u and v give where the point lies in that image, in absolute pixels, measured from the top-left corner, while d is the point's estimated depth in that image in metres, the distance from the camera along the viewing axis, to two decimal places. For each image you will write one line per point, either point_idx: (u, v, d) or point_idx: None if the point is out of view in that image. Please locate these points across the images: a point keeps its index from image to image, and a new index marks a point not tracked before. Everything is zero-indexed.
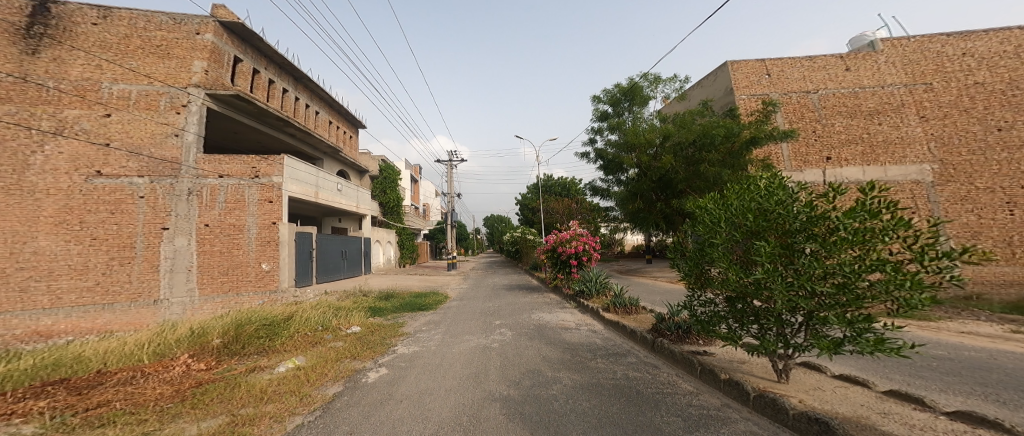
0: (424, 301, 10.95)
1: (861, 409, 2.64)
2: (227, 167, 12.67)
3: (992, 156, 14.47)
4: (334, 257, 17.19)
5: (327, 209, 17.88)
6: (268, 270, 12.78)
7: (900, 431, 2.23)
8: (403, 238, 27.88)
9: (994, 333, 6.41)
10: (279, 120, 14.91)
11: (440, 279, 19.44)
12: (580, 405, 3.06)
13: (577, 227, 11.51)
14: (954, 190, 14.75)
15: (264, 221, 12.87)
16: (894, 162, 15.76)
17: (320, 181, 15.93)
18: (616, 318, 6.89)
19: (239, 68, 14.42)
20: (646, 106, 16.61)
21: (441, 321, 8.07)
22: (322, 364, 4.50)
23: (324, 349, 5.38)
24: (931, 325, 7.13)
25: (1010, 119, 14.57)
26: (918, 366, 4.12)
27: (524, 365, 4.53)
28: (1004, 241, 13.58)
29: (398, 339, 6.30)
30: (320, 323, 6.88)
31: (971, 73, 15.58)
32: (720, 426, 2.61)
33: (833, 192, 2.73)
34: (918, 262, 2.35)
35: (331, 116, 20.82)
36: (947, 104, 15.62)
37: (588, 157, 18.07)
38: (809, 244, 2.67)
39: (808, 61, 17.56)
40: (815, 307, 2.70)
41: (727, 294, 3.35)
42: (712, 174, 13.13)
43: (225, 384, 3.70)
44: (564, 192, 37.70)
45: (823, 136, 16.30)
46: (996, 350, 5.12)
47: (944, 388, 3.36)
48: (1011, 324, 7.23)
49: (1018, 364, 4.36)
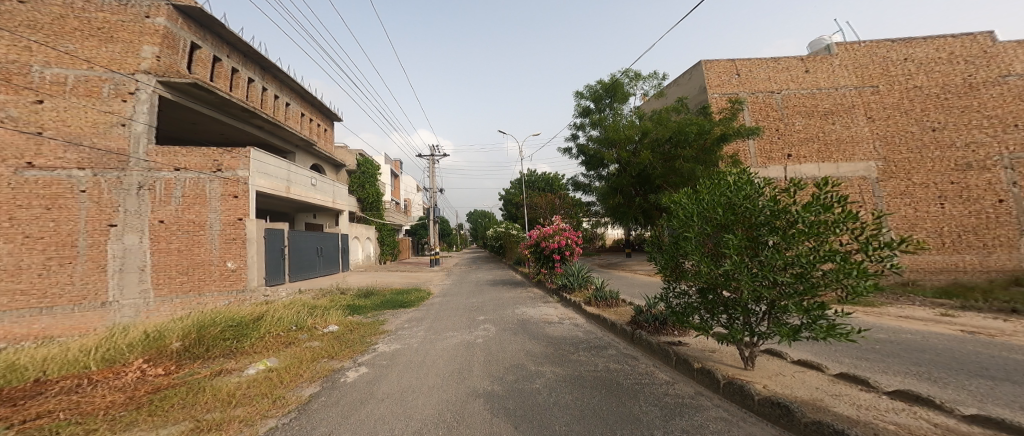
0: (407, 298, 10.75)
1: (816, 392, 2.81)
2: (185, 160, 11.91)
3: (927, 154, 15.84)
4: (309, 255, 16.61)
5: (301, 204, 17.25)
6: (234, 269, 12.19)
7: (849, 411, 2.40)
8: (383, 234, 27.28)
9: (926, 316, 7.02)
10: (243, 111, 14.18)
11: (423, 276, 19.06)
12: (562, 397, 3.11)
13: (561, 222, 11.57)
14: (896, 185, 15.98)
15: (229, 217, 12.22)
16: (845, 159, 16.78)
17: (292, 176, 15.29)
18: (597, 312, 7.04)
19: (198, 55, 13.50)
20: (626, 102, 16.86)
21: (424, 317, 7.99)
22: (297, 365, 4.36)
23: (298, 350, 5.19)
24: (873, 310, 7.74)
25: (943, 120, 15.88)
26: (864, 349, 4.47)
27: (508, 359, 4.57)
28: (936, 232, 15.06)
29: (378, 337, 6.17)
30: (294, 323, 6.64)
31: (911, 77, 16.74)
32: (694, 413, 2.73)
33: (793, 187, 2.88)
34: (863, 252, 2.56)
35: (303, 108, 19.97)
36: (889, 107, 16.79)
37: (570, 153, 18.23)
38: (772, 237, 2.84)
39: (773, 62, 18.27)
40: (777, 296, 2.86)
41: (699, 286, 3.47)
42: (687, 170, 13.64)
43: (187, 390, 3.51)
44: (546, 188, 38.08)
45: (785, 134, 17.32)
46: (931, 332, 5.61)
47: (886, 369, 3.65)
48: (940, 307, 7.96)
49: (949, 345, 4.79)
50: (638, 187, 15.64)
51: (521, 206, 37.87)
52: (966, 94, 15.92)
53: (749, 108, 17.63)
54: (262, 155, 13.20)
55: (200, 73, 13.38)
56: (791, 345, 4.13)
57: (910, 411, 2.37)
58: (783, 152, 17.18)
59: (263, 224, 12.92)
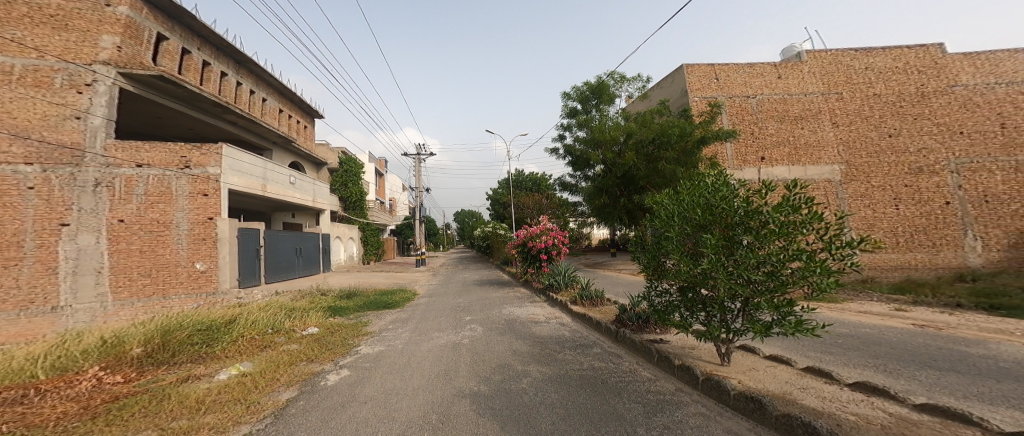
0: (392, 299, 10.58)
1: (786, 386, 2.92)
2: (147, 155, 11.33)
3: (884, 159, 16.89)
4: (287, 255, 16.15)
5: (278, 203, 16.72)
6: (203, 270, 11.86)
7: (815, 403, 2.52)
8: (367, 234, 26.71)
9: (882, 311, 7.47)
10: (214, 106, 13.70)
11: (409, 276, 18.82)
12: (548, 397, 3.12)
13: (548, 222, 11.63)
14: (856, 187, 16.86)
15: (198, 217, 11.89)
16: (813, 162, 17.52)
17: (268, 173, 14.83)
18: (583, 311, 7.11)
19: (164, 46, 12.94)
20: (612, 104, 17.11)
21: (409, 318, 7.88)
22: (272, 369, 4.22)
23: (275, 353, 5.02)
24: (836, 306, 8.16)
25: (899, 127, 17.09)
26: (828, 343, 4.70)
27: (494, 360, 4.55)
28: (891, 231, 16.04)
29: (361, 338, 6.04)
30: (270, 326, 6.43)
31: (871, 85, 17.79)
32: (675, 409, 2.80)
33: (764, 189, 3.00)
34: (827, 250, 2.71)
35: (281, 104, 19.36)
36: (852, 113, 17.70)
37: (558, 153, 18.35)
38: (746, 236, 2.95)
39: (749, 67, 18.87)
40: (751, 294, 2.98)
41: (680, 284, 3.55)
42: (669, 171, 13.97)
43: (150, 397, 3.35)
44: (533, 188, 38.23)
45: (759, 138, 17.96)
46: (885, 326, 5.97)
47: (847, 362, 3.85)
48: (894, 302, 8.49)
49: (902, 338, 5.11)
50: (622, 187, 15.88)
51: (509, 206, 37.83)
52: (918, 102, 17.13)
53: (727, 111, 18.18)
54: (235, 151, 12.85)
55: (166, 66, 12.83)
56: (763, 341, 4.29)
57: (868, 402, 2.51)
58: (757, 155, 17.79)
59: (235, 224, 12.70)
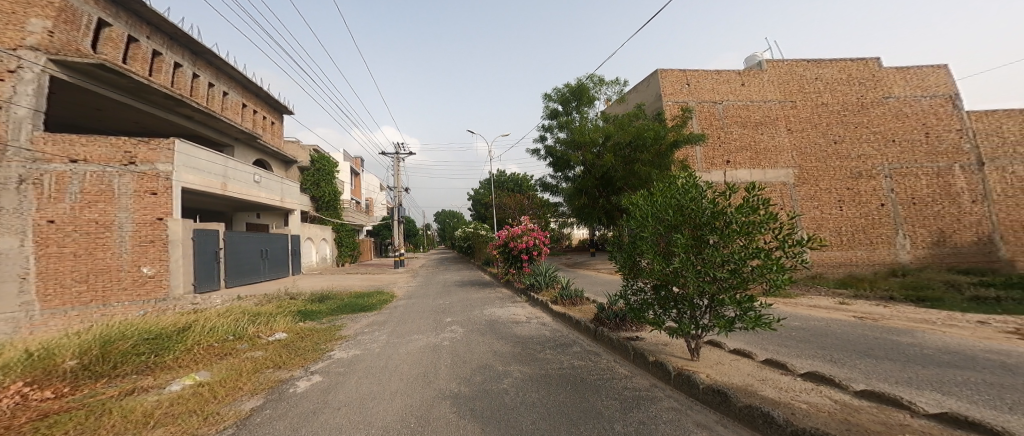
0: (368, 301, 10.27)
1: (748, 379, 3.08)
2: (84, 150, 10.34)
3: (830, 164, 18.34)
4: (250, 258, 15.37)
5: (240, 202, 15.89)
6: (151, 275, 10.97)
7: (773, 393, 2.68)
8: (342, 235, 25.78)
9: (830, 305, 8.06)
10: (166, 98, 12.92)
11: (385, 278, 18.36)
12: (529, 396, 3.14)
13: (529, 222, 11.65)
14: (807, 190, 18.20)
15: (144, 217, 11.02)
16: (770, 166, 18.57)
17: (229, 172, 14.12)
18: (563, 310, 7.19)
19: (105, 33, 11.95)
20: (592, 106, 17.46)
21: (387, 321, 7.68)
22: (234, 378, 4.00)
23: (236, 361, 4.73)
24: (790, 300, 8.73)
25: (842, 134, 18.48)
26: (783, 336, 5.01)
27: (475, 361, 4.52)
28: (836, 231, 17.60)
29: (334, 343, 5.83)
30: (231, 332, 6.08)
31: (820, 95, 19.09)
32: (650, 405, 2.88)
33: (728, 191, 3.15)
34: (782, 248, 2.92)
35: (245, 98, 18.35)
36: (804, 120, 18.91)
37: (538, 154, 18.52)
38: (713, 236, 3.10)
39: (716, 74, 19.68)
40: (716, 291, 3.13)
41: (654, 283, 3.66)
42: (644, 173, 14.39)
43: (89, 412, 3.07)
44: (515, 188, 38.36)
45: (725, 142, 18.85)
46: (831, 319, 6.43)
47: (800, 353, 4.12)
48: (840, 296, 9.20)
49: (847, 330, 5.53)
50: (601, 189, 16.17)
51: (490, 206, 37.67)
52: (858, 111, 18.60)
53: (697, 116, 18.93)
54: (189, 147, 12.16)
55: (108, 54, 11.87)
56: (728, 336, 4.50)
57: (818, 390, 2.71)
58: (723, 158, 18.68)
59: (190, 224, 11.98)
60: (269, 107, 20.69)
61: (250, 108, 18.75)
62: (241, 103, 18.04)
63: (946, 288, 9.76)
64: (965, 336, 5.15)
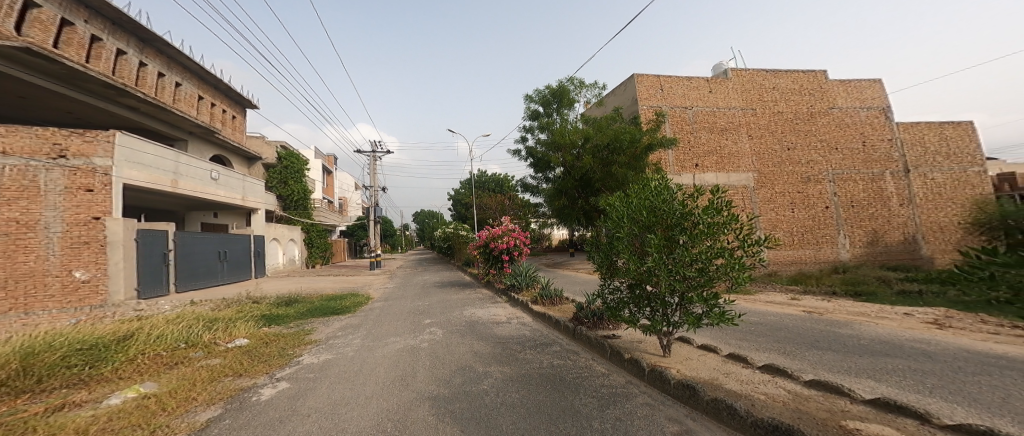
0: (340, 304, 9.91)
1: (714, 373, 3.23)
2: (3, 141, 9.29)
3: (784, 168, 19.64)
4: (205, 260, 14.45)
5: (195, 201, 15.03)
6: (85, 280, 9.91)
7: (736, 386, 2.85)
8: (312, 235, 24.73)
9: (782, 300, 8.60)
10: (105, 88, 12.04)
11: (357, 279, 17.87)
12: (509, 397, 3.14)
13: (509, 223, 11.62)
14: (765, 193, 19.40)
15: (77, 216, 10.01)
16: (733, 170, 19.54)
17: (182, 167, 13.42)
18: (543, 310, 7.24)
19: (34, 15, 10.93)
20: (573, 108, 17.73)
21: (360, 324, 7.45)
22: (186, 388, 3.75)
23: (188, 371, 4.42)
24: (749, 296, 9.25)
25: (795, 142, 19.86)
26: (743, 330, 5.31)
27: (455, 362, 4.46)
28: (787, 231, 19.07)
29: (303, 348, 5.59)
30: (182, 340, 5.70)
31: (777, 103, 20.28)
32: (626, 401, 2.96)
33: (696, 193, 3.31)
34: (742, 247, 3.11)
35: (201, 90, 17.28)
36: (762, 127, 20.03)
37: (520, 155, 18.54)
38: (682, 236, 3.23)
39: (688, 81, 20.35)
40: (686, 288, 3.26)
41: (629, 281, 3.74)
42: (621, 175, 14.74)
43: (16, 428, 2.78)
44: (496, 189, 38.36)
45: (694, 147, 19.63)
46: (785, 313, 6.86)
47: (759, 346, 4.39)
48: (793, 292, 9.88)
49: (800, 323, 5.92)
50: (580, 190, 16.39)
51: (471, 207, 37.37)
52: (808, 120, 20.06)
53: (670, 121, 19.57)
54: (134, 141, 11.43)
55: (35, 38, 10.86)
56: (696, 332, 4.70)
57: (774, 382, 2.91)
58: (692, 162, 19.46)
59: (132, 225, 11.04)
60: (229, 101, 19.61)
61: (207, 101, 17.67)
62: (197, 95, 16.97)
63: (878, 283, 10.78)
64: (892, 326, 5.67)
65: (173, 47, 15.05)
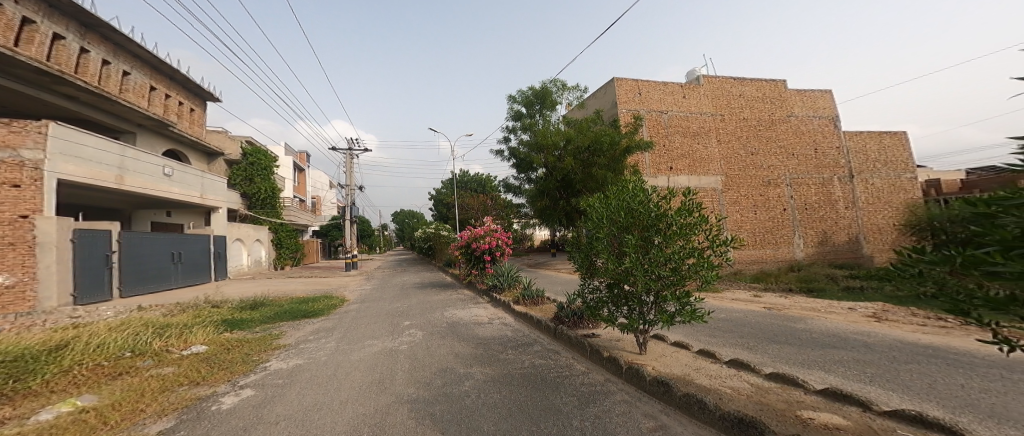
0: (311, 307, 9.58)
1: (685, 368, 3.35)
2: None
3: (748, 172, 20.70)
4: (155, 262, 13.58)
5: (149, 199, 14.14)
6: (10, 285, 8.75)
7: (705, 381, 2.98)
8: (281, 235, 23.68)
9: (746, 297, 9.05)
10: (41, 75, 11.12)
11: (331, 281, 17.36)
12: (491, 397, 3.13)
13: (491, 223, 11.57)
14: (732, 195, 20.36)
15: (5, 214, 8.93)
16: (704, 173, 20.32)
17: (128, 162, 12.50)
18: (525, 310, 7.26)
19: None
20: (555, 110, 17.94)
21: (334, 327, 7.23)
22: (134, 399, 3.50)
23: (135, 381, 4.12)
24: (717, 294, 9.64)
25: (758, 148, 20.96)
26: (711, 326, 5.54)
27: (435, 364, 4.41)
28: (750, 232, 20.20)
29: (269, 354, 5.35)
30: (128, 349, 5.32)
31: (742, 110, 21.25)
32: (605, 398, 3.01)
33: (669, 195, 3.43)
34: (712, 247, 3.26)
35: (153, 80, 16.27)
36: (730, 132, 20.95)
37: (502, 155, 18.54)
38: (657, 237, 3.34)
39: (664, 86, 20.88)
40: (661, 287, 3.37)
41: (608, 281, 3.81)
42: (601, 176, 14.99)
43: None
44: (478, 189, 38.21)
45: (668, 150, 20.23)
46: (748, 309, 7.23)
47: (727, 342, 4.59)
48: (757, 289, 10.42)
49: (764, 319, 6.24)
50: (562, 191, 16.54)
51: (452, 207, 37.01)
52: (770, 127, 21.27)
53: (647, 124, 20.08)
54: (71, 133, 10.53)
55: None
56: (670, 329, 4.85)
57: (740, 377, 3.07)
58: (667, 165, 20.08)
59: (68, 225, 10.03)
60: (188, 93, 18.58)
61: (161, 92, 16.67)
62: (148, 85, 15.97)
63: (826, 280, 11.49)
64: (839, 320, 6.09)
65: (123, 34, 14.15)
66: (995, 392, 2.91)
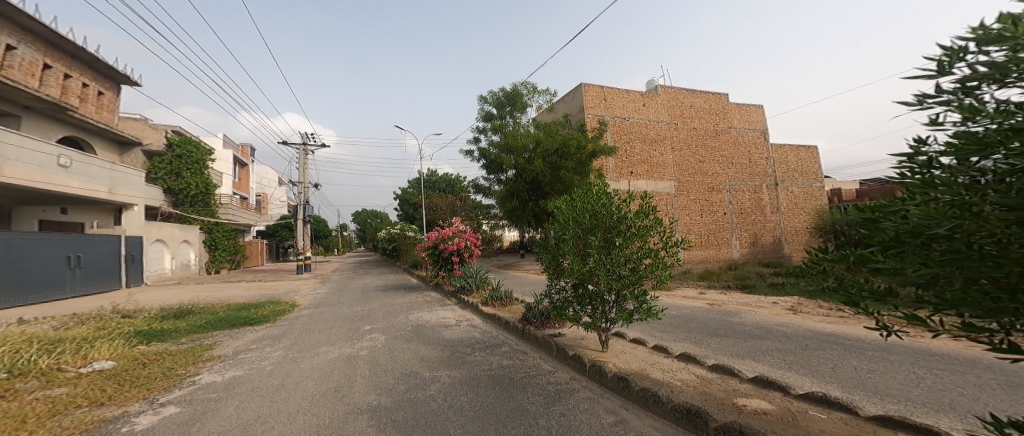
0: (254, 314, 8.90)
1: (642, 364, 3.50)
2: None
3: (697, 179, 22.19)
4: (42, 267, 11.88)
5: (53, 194, 12.46)
6: None
7: (659, 376, 3.13)
8: (216, 235, 21.52)
9: (693, 294, 9.69)
10: None
11: (280, 285, 16.31)
12: (458, 400, 3.09)
13: (460, 224, 11.42)
14: (683, 200, 21.73)
15: None
16: (659, 178, 21.43)
17: (9, 150, 10.73)
18: (493, 312, 7.22)
19: None
20: (525, 112, 18.17)
21: (281, 335, 6.76)
22: (15, 427, 3.02)
23: (16, 405, 3.52)
24: (672, 292, 10.20)
25: (704, 156, 22.53)
26: (665, 323, 5.84)
27: (399, 368, 4.28)
28: (698, 234, 21.71)
29: (197, 367, 4.86)
30: (12, 368, 4.59)
31: (692, 121, 22.68)
32: (570, 396, 3.08)
33: (628, 198, 3.58)
34: (665, 248, 3.44)
35: (44, 56, 14.00)
36: (682, 141, 22.29)
37: (471, 155, 18.42)
38: (618, 239, 3.47)
39: (627, 93, 21.73)
40: (621, 286, 3.50)
41: (573, 281, 3.88)
42: (568, 179, 15.29)
43: None
44: (446, 189, 37.67)
45: (629, 155, 21.09)
46: (694, 306, 7.73)
47: (681, 337, 4.85)
48: (705, 286, 11.17)
49: (713, 315, 6.68)
50: (531, 192, 16.65)
51: (418, 207, 36.14)
52: (714, 137, 22.99)
53: (611, 130, 20.80)
54: None
55: None
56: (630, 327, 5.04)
57: (689, 370, 3.27)
58: (628, 169, 20.93)
59: None
60: (93, 74, 16.35)
61: (56, 71, 14.47)
62: (39, 62, 13.76)
63: (756, 277, 12.58)
64: (765, 313, 6.70)
65: (11, 6, 12.13)
66: (901, 376, 3.31)
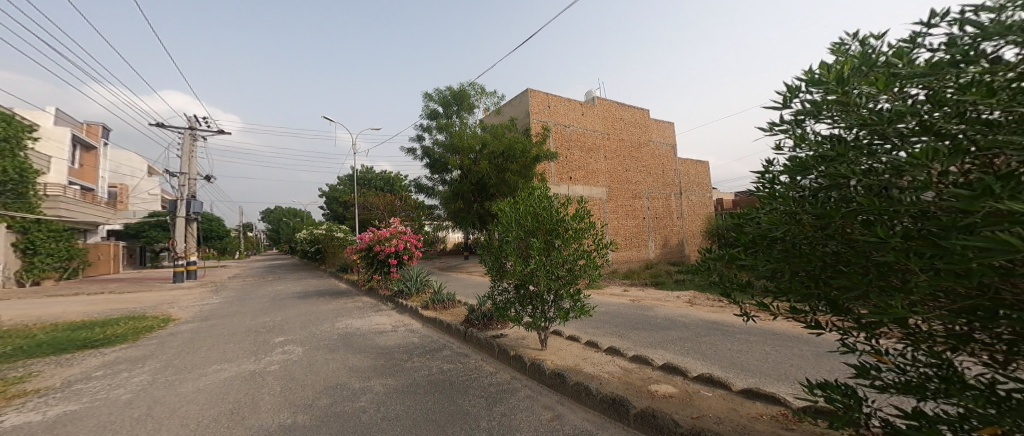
0: (110, 334, 7.40)
1: (576, 359, 3.67)
2: None
3: (625, 186, 24.07)
4: None
5: None
6: None
7: (591, 370, 3.30)
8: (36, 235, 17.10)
9: (618, 292, 10.47)
10: None
11: (165, 295, 13.95)
12: (392, 409, 2.94)
13: (399, 225, 10.90)
14: (614, 205, 23.38)
15: None
16: (592, 184, 22.72)
17: None
18: (434, 315, 7.00)
19: None
20: (472, 113, 18.03)
21: (154, 356, 5.74)
22: None
23: None
24: (605, 290, 10.90)
25: (629, 166, 24.49)
26: (597, 320, 6.21)
27: (323, 381, 3.93)
28: (625, 237, 23.55)
29: (16, 405, 3.84)
30: None
31: (621, 132, 24.49)
32: (509, 396, 3.11)
33: (566, 201, 3.73)
34: (597, 249, 3.66)
35: None
36: (614, 150, 23.96)
37: (415, 153, 17.71)
38: (558, 241, 3.60)
39: (570, 102, 22.68)
40: (558, 286, 3.66)
41: (515, 282, 3.94)
42: (514, 182, 15.46)
43: None
44: (385, 187, 35.83)
45: (570, 161, 22.03)
46: (618, 303, 8.34)
47: (612, 332, 5.20)
48: (632, 285, 12.13)
49: (639, 310, 7.26)
50: (476, 194, 16.52)
51: (352, 206, 33.81)
52: (637, 148, 25.11)
53: (553, 136, 21.57)
54: None
55: None
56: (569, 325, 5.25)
57: (617, 362, 3.50)
58: (568, 175, 21.86)
59: None
60: None
61: None
62: None
63: (666, 274, 14.07)
64: (671, 307, 7.50)
65: None
66: (779, 355, 3.93)
